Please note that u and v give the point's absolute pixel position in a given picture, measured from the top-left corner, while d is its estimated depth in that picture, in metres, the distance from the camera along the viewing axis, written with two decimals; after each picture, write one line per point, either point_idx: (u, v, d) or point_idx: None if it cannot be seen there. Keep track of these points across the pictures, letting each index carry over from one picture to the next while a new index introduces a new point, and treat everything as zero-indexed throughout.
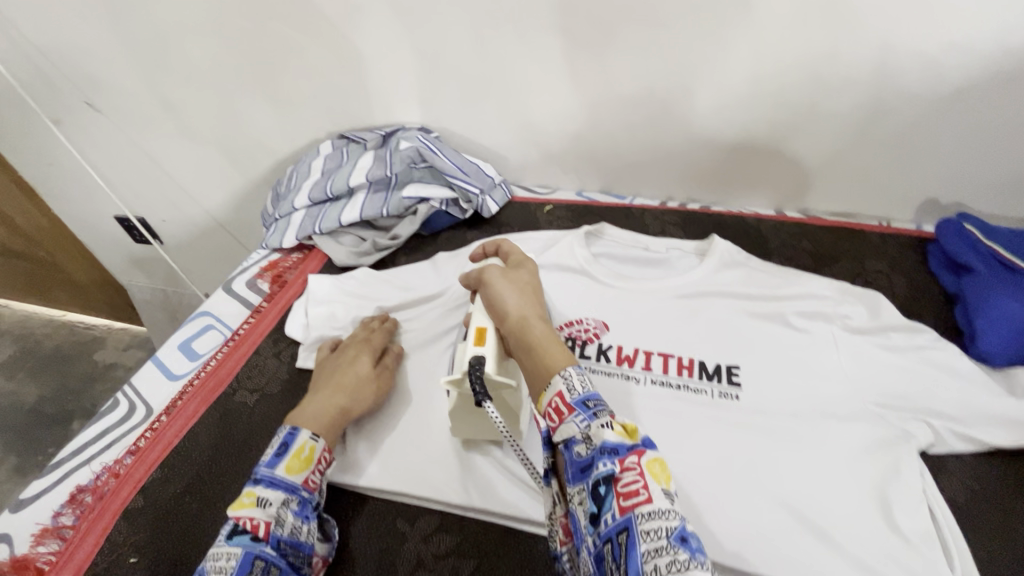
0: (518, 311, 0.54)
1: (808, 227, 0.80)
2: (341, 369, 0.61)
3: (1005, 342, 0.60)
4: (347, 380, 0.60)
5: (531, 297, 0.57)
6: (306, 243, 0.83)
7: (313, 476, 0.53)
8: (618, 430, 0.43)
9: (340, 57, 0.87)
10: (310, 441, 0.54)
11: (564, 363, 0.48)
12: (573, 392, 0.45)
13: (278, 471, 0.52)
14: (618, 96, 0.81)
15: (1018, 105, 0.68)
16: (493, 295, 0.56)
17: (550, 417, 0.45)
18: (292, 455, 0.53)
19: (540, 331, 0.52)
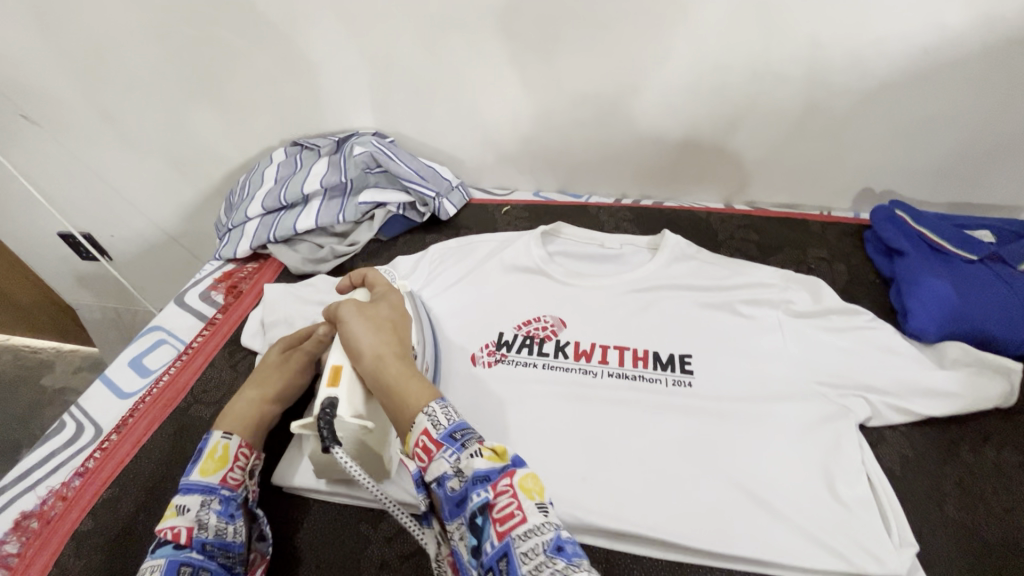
0: (369, 348, 0.54)
1: (754, 218, 0.83)
2: (257, 370, 0.64)
3: (938, 320, 0.62)
4: (258, 373, 0.63)
5: (389, 330, 0.57)
6: (261, 252, 0.83)
7: (231, 473, 0.54)
8: (487, 456, 0.44)
9: (287, 63, 0.86)
10: (223, 440, 0.56)
11: (421, 399, 0.49)
12: (438, 427, 0.46)
13: (192, 475, 0.53)
14: (564, 94, 0.82)
15: (932, 93, 0.73)
16: (347, 335, 0.56)
17: (420, 456, 0.46)
18: (206, 457, 0.54)
19: (393, 370, 0.52)
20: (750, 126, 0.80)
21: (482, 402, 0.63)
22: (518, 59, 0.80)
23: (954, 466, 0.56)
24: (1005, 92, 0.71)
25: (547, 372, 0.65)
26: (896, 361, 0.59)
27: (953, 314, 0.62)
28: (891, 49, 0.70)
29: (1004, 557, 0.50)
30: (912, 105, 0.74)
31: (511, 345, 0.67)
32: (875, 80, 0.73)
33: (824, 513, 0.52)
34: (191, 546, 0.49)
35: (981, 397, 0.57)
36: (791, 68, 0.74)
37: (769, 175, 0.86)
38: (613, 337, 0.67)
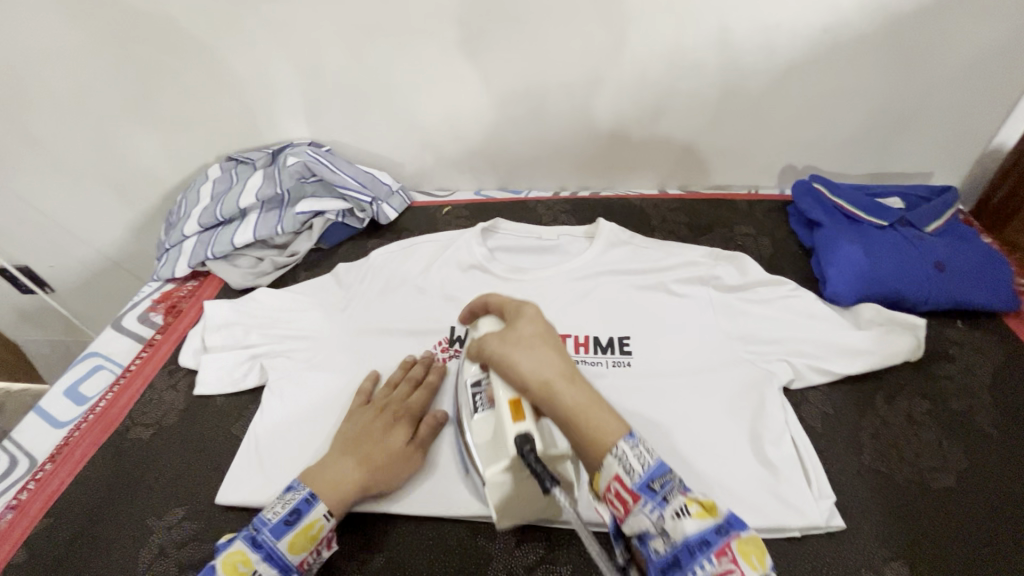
0: (534, 379, 0.45)
1: (685, 201, 0.86)
2: (372, 437, 0.57)
3: (853, 284, 0.66)
4: (377, 454, 0.55)
5: (547, 350, 0.47)
6: (200, 270, 0.82)
7: (310, 557, 0.51)
8: (696, 512, 0.38)
9: (215, 78, 0.86)
10: (322, 520, 0.51)
11: (609, 437, 0.42)
12: (632, 474, 0.40)
13: (280, 545, 0.49)
14: (494, 94, 0.84)
15: (838, 72, 0.77)
16: (505, 363, 0.47)
17: (615, 504, 0.41)
18: (299, 531, 0.50)
19: (571, 397, 0.44)
20: (674, 112, 0.83)
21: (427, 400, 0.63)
22: (443, 61, 0.81)
23: (871, 419, 0.59)
24: (903, 66, 0.76)
25: None
26: (815, 325, 0.63)
27: (865, 278, 0.66)
28: (793, 31, 0.73)
29: (915, 498, 0.54)
30: (820, 83, 0.79)
31: (463, 340, 0.68)
32: (782, 61, 0.77)
33: (752, 476, 0.54)
34: None
35: (891, 353, 0.61)
36: (704, 54, 0.77)
37: (699, 158, 0.89)
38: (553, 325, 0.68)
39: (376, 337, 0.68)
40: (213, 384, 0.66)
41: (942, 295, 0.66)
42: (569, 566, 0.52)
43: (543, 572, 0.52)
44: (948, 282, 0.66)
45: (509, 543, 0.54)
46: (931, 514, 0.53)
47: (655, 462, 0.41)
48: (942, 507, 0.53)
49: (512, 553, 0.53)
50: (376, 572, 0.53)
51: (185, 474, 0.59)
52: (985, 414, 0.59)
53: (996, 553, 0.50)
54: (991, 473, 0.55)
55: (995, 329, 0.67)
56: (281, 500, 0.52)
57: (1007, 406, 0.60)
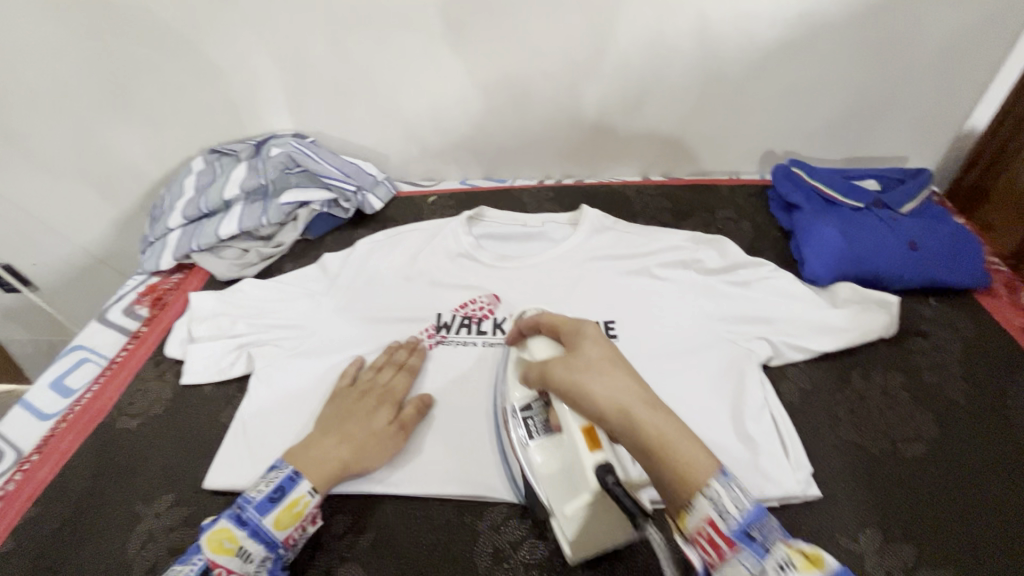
0: (608, 407, 0.41)
1: (666, 187, 0.87)
2: (356, 417, 0.58)
3: (831, 264, 0.68)
4: (359, 433, 0.57)
5: (617, 372, 0.43)
6: (185, 262, 0.82)
7: (296, 533, 0.51)
8: (801, 565, 0.34)
9: (197, 70, 0.85)
10: (306, 496, 0.52)
11: (699, 473, 0.37)
12: (727, 518, 0.35)
13: (266, 522, 0.50)
14: (477, 84, 0.85)
15: (815, 58, 0.79)
16: (575, 388, 0.44)
17: (703, 548, 0.36)
18: (284, 508, 0.51)
19: (652, 425, 0.39)
20: (655, 99, 0.84)
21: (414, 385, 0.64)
22: (425, 50, 0.81)
23: (846, 393, 0.61)
24: (878, 52, 0.77)
25: (484, 350, 0.67)
26: (795, 305, 0.64)
27: (842, 258, 0.68)
28: (771, 18, 0.75)
29: (889, 468, 0.55)
30: (796, 68, 0.80)
31: (450, 327, 0.69)
32: (759, 47, 0.78)
33: (733, 450, 0.56)
34: None
35: (866, 330, 0.62)
36: (683, 40, 0.78)
37: (681, 145, 0.90)
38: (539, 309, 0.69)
39: (363, 324, 0.69)
40: (201, 372, 0.66)
41: (915, 274, 0.68)
42: (554, 540, 0.53)
43: (529, 547, 0.53)
44: (921, 261, 0.68)
45: (496, 519, 0.55)
46: (904, 482, 0.54)
47: (751, 506, 0.36)
48: (914, 475, 0.55)
49: (498, 529, 0.54)
50: (366, 552, 0.54)
51: (173, 462, 0.60)
52: (956, 386, 0.61)
53: (965, 517, 0.52)
54: (961, 442, 0.57)
55: (967, 305, 0.69)
56: (264, 479, 0.52)
57: (977, 378, 0.62)
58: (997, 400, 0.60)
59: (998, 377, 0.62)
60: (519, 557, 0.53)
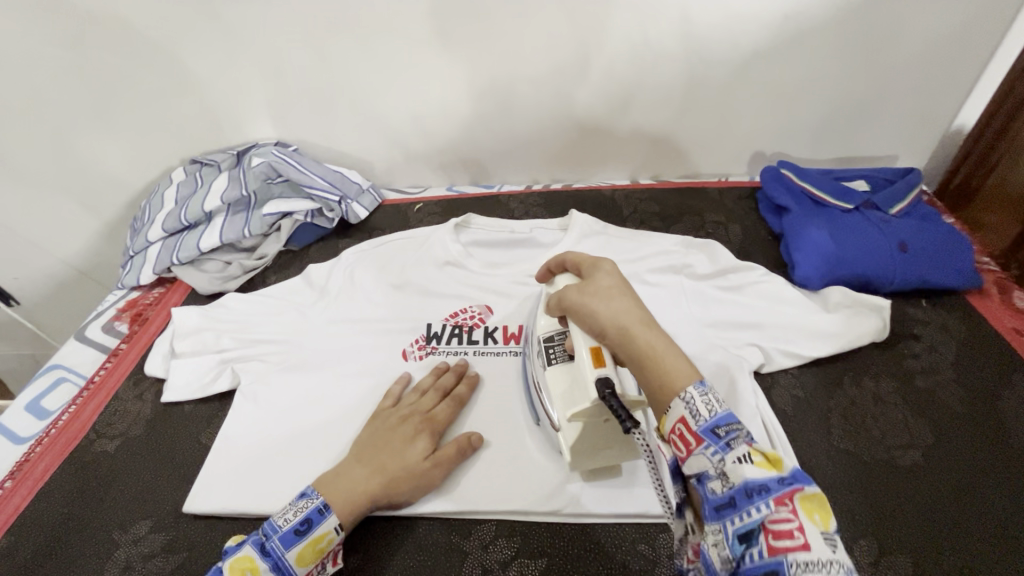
0: (609, 324, 0.45)
1: (656, 190, 0.86)
2: (393, 446, 0.56)
3: (821, 267, 0.67)
4: (394, 464, 0.54)
5: (623, 297, 0.46)
6: (167, 276, 0.80)
7: (315, 570, 0.50)
8: (758, 462, 0.36)
9: (175, 79, 0.84)
10: (332, 533, 0.50)
11: (680, 381, 0.40)
12: (698, 417, 0.38)
13: (289, 555, 0.48)
14: (461, 89, 0.83)
15: (801, 58, 0.78)
16: (583, 310, 0.47)
17: (676, 445, 0.39)
18: (309, 543, 0.49)
19: (647, 342, 0.43)
20: (641, 102, 0.83)
21: None
22: (407, 56, 0.80)
23: (839, 399, 0.60)
24: (864, 51, 0.77)
25: (476, 360, 0.65)
26: (787, 309, 0.63)
27: (831, 261, 0.67)
28: (755, 18, 0.74)
29: (881, 475, 0.55)
30: (783, 69, 0.79)
31: (441, 337, 0.67)
32: (744, 49, 0.77)
33: None
34: None
35: (857, 334, 0.62)
36: (668, 43, 0.77)
37: (670, 147, 0.89)
38: (530, 318, 0.68)
39: (347, 336, 0.67)
40: (182, 390, 0.64)
41: (906, 276, 0.67)
42: (543, 559, 0.52)
43: (517, 567, 0.52)
44: (912, 262, 0.68)
45: (485, 538, 0.54)
46: (897, 490, 0.54)
47: (725, 410, 0.38)
48: (907, 482, 0.54)
49: (486, 549, 0.53)
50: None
51: (153, 485, 0.58)
52: (949, 390, 0.60)
53: (959, 524, 0.51)
54: (955, 448, 0.56)
55: (958, 306, 0.68)
56: (293, 507, 0.51)
57: (970, 381, 0.61)
58: (990, 403, 0.59)
59: (991, 380, 0.61)
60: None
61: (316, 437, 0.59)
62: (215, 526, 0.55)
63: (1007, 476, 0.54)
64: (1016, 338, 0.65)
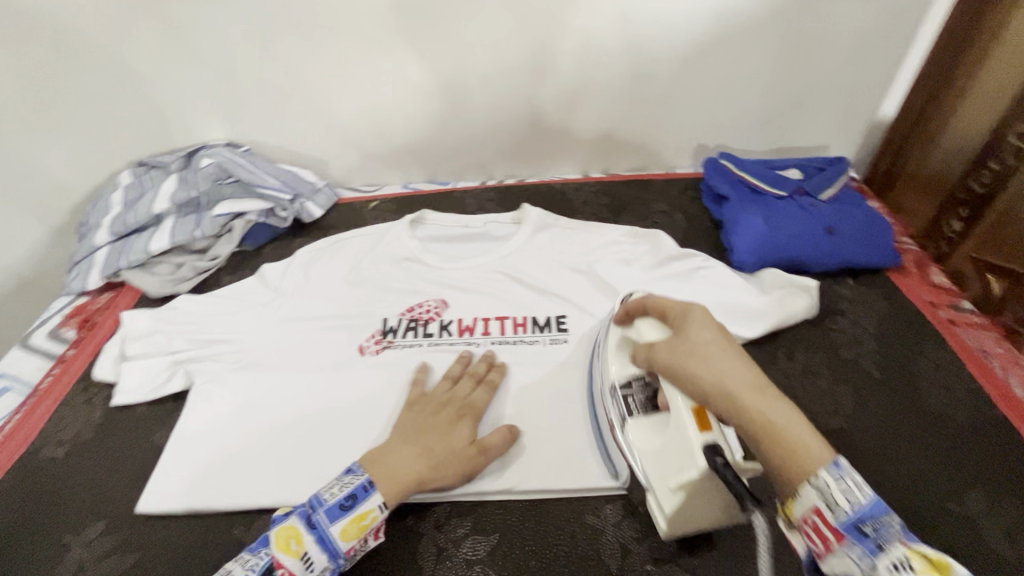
0: (714, 388, 0.43)
1: (605, 183, 0.89)
2: (437, 431, 0.56)
3: (754, 251, 0.71)
4: (442, 449, 0.55)
5: (726, 355, 0.44)
6: (115, 281, 0.79)
7: (358, 546, 0.50)
8: (919, 568, 0.35)
9: (117, 81, 0.82)
10: (376, 510, 0.50)
11: (811, 465, 0.39)
12: (836, 509, 0.37)
13: (333, 529, 0.49)
14: (412, 87, 0.85)
15: (734, 54, 0.82)
16: (682, 370, 0.45)
17: (812, 539, 0.39)
18: (353, 518, 0.49)
19: (761, 411, 0.41)
20: (589, 98, 0.86)
21: (354, 394, 0.63)
22: (357, 55, 0.81)
23: (772, 373, 0.64)
24: (791, 46, 0.81)
25: (431, 351, 0.67)
26: (724, 291, 0.67)
27: (764, 244, 0.72)
28: (688, 17, 0.78)
29: None
30: (718, 64, 0.83)
31: (397, 331, 0.68)
32: (681, 45, 0.81)
33: None
34: None
35: (790, 313, 0.66)
36: (610, 41, 0.80)
37: (619, 142, 0.92)
38: (483, 309, 0.70)
39: (302, 334, 0.67)
40: (134, 392, 0.64)
41: (834, 257, 0.72)
42: (494, 535, 0.54)
43: (471, 544, 0.54)
44: (838, 243, 0.72)
45: (438, 519, 0.55)
46: None
47: (866, 498, 0.37)
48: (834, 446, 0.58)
49: (441, 529, 0.55)
50: None
51: (103, 489, 0.58)
52: (872, 360, 0.65)
53: (876, 479, 0.56)
54: (876, 413, 0.61)
55: (882, 283, 0.73)
56: (339, 482, 0.51)
57: (891, 352, 0.66)
58: (909, 371, 0.64)
59: (908, 350, 0.66)
60: (461, 554, 0.53)
61: (272, 431, 0.60)
62: (170, 524, 0.55)
63: (922, 433, 0.59)
64: (932, 310, 0.70)
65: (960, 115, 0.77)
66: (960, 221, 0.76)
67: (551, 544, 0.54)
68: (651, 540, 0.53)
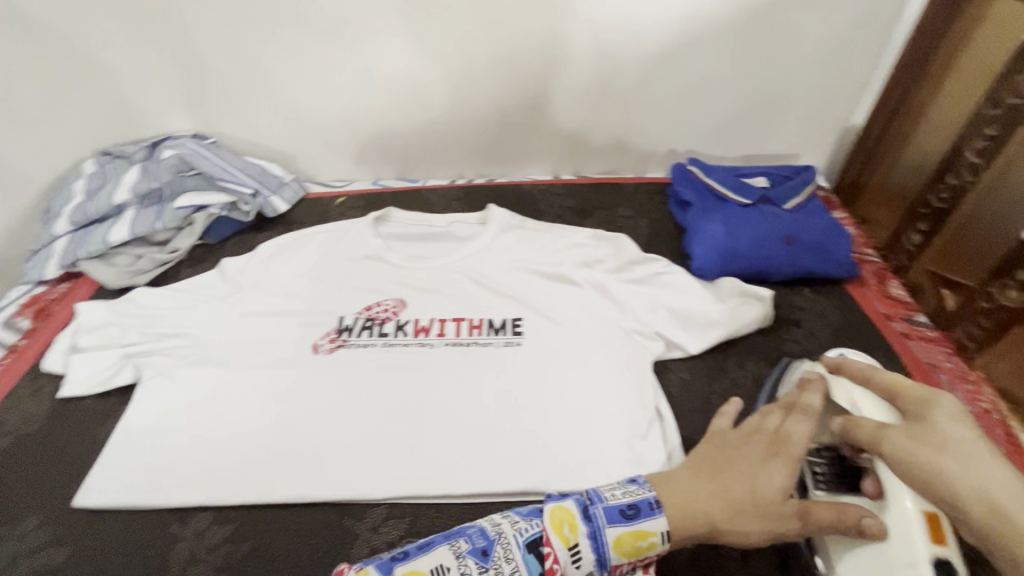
0: (972, 491, 0.38)
1: (573, 185, 0.89)
2: (745, 471, 0.45)
3: (714, 258, 0.72)
4: (753, 492, 0.44)
5: (985, 462, 0.38)
6: (74, 270, 0.78)
7: (624, 566, 0.44)
8: None
9: (83, 68, 0.81)
10: (657, 536, 0.43)
11: None
12: None
13: (609, 533, 0.43)
14: (382, 84, 0.84)
15: (705, 60, 0.82)
16: (933, 469, 0.39)
17: None
18: (632, 533, 0.43)
19: None
20: (560, 101, 0.86)
21: (302, 393, 0.63)
22: (326, 50, 0.80)
23: (723, 382, 0.66)
24: (761, 54, 0.81)
25: (384, 351, 0.66)
26: (683, 299, 0.67)
27: (724, 252, 0.72)
28: (658, 23, 0.78)
29: None
30: (690, 69, 0.83)
31: (352, 330, 0.68)
32: (653, 51, 0.81)
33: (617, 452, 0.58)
34: None
35: (744, 322, 0.66)
36: (581, 44, 0.80)
37: (591, 143, 0.92)
38: (440, 310, 0.69)
39: (254, 329, 0.67)
40: (82, 383, 0.64)
41: (792, 266, 0.72)
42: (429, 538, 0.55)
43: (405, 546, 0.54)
44: (798, 253, 0.73)
45: (375, 520, 0.56)
46: None
47: None
48: None
49: (376, 530, 0.55)
50: (240, 563, 0.53)
51: (46, 481, 0.58)
52: None
53: None
54: None
55: (840, 294, 0.74)
56: (624, 487, 0.46)
57: None
58: None
59: None
60: None
61: (217, 427, 0.60)
62: (106, 517, 0.56)
63: None
64: (886, 322, 0.71)
65: (921, 129, 0.77)
66: (919, 235, 0.76)
67: None
68: None
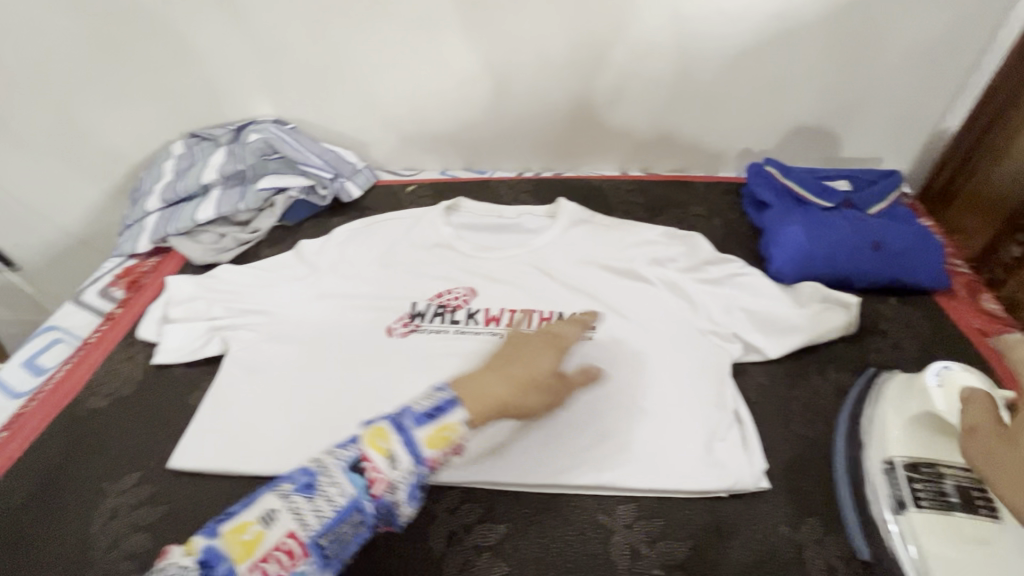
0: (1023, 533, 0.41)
1: (643, 182, 0.88)
2: (514, 364, 0.54)
3: (794, 261, 0.69)
4: (528, 374, 0.53)
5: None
6: (163, 246, 0.82)
7: (441, 460, 0.46)
8: None
9: (175, 54, 0.85)
10: (458, 424, 0.46)
11: None
12: None
13: (417, 435, 0.45)
14: (456, 74, 0.85)
15: (788, 57, 0.79)
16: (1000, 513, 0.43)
17: None
18: (437, 428, 0.45)
19: None
20: (634, 95, 0.85)
21: (379, 374, 0.64)
22: (404, 39, 0.82)
23: (802, 389, 0.64)
24: (850, 52, 0.78)
25: (456, 337, 0.67)
26: (762, 302, 0.65)
27: (806, 256, 0.69)
28: (742, 18, 0.76)
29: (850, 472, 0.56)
30: (772, 67, 0.80)
31: (425, 315, 0.69)
32: (733, 47, 0.79)
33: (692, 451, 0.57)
34: (376, 501, 0.44)
35: (826, 328, 0.64)
36: (659, 39, 0.79)
37: (662, 139, 0.90)
38: (511, 300, 0.70)
39: (332, 310, 0.69)
40: (173, 352, 0.67)
41: (875, 273, 0.70)
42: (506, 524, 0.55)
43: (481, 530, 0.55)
44: (883, 260, 0.70)
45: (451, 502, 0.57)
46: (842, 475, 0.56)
47: None
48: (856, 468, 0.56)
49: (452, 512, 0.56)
50: None
51: (141, 442, 0.62)
52: None
53: None
54: None
55: (926, 305, 0.71)
56: (426, 394, 0.48)
57: None
58: None
59: None
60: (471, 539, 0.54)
61: (298, 402, 0.62)
62: (196, 479, 0.59)
63: None
64: (979, 338, 0.67)
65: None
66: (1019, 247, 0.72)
67: (558, 541, 0.54)
68: (661, 544, 0.53)
